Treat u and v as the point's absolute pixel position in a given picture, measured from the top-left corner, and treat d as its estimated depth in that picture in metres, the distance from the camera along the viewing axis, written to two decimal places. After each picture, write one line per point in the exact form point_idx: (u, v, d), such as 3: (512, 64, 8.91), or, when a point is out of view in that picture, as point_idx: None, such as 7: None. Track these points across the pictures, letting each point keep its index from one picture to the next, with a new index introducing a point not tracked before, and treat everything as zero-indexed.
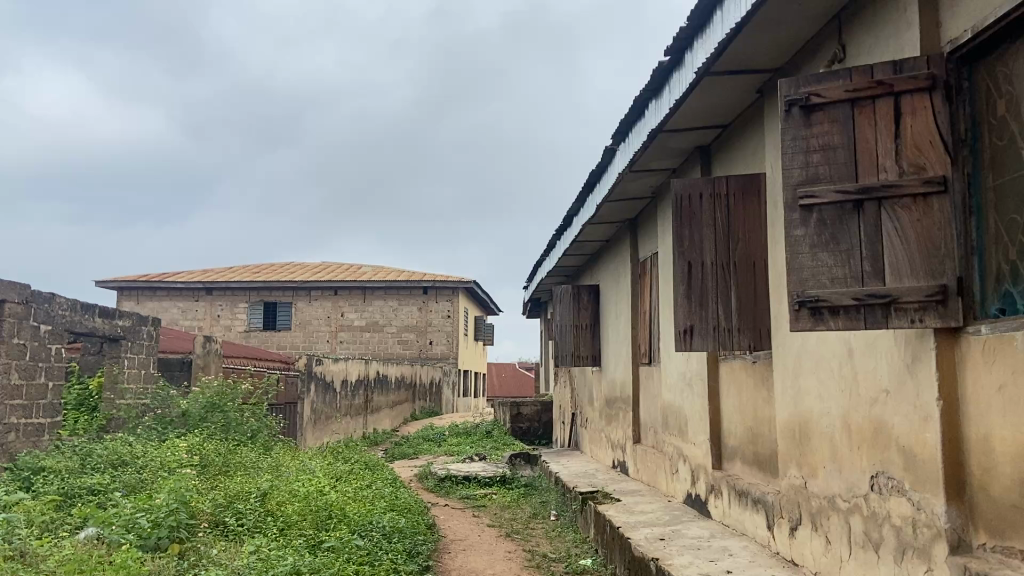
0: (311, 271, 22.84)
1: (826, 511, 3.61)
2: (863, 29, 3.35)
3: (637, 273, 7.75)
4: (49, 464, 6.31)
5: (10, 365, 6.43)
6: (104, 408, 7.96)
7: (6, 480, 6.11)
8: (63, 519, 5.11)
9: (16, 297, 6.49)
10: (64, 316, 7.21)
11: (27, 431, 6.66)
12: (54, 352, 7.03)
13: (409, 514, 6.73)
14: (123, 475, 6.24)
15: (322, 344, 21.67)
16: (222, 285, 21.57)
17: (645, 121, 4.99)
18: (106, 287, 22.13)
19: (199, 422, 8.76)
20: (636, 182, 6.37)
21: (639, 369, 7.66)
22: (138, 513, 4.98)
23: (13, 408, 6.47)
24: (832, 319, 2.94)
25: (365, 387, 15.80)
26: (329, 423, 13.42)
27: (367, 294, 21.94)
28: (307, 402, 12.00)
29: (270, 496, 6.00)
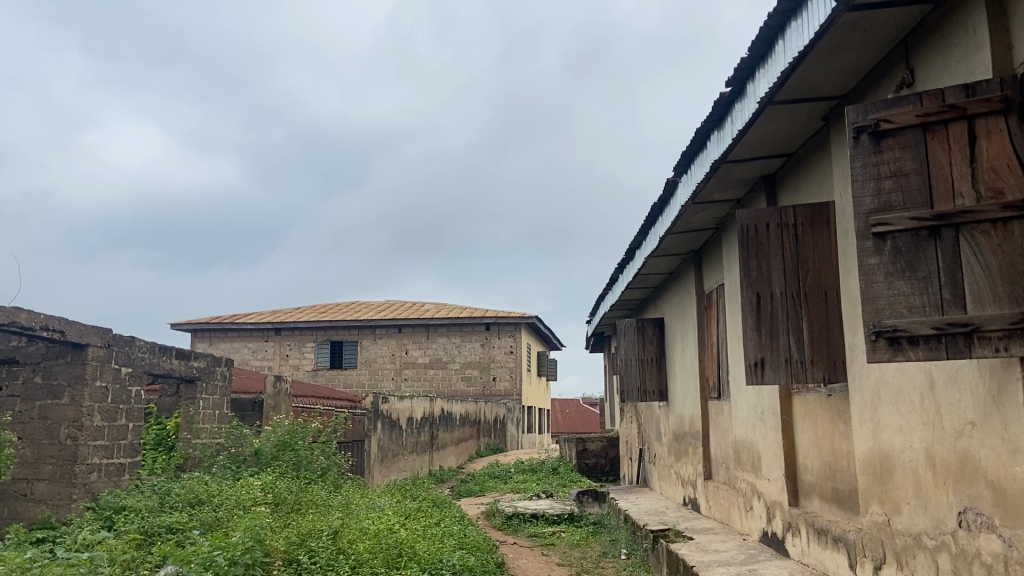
0: (376, 310, 23.24)
1: (912, 549, 3.47)
2: (930, 52, 3.31)
3: (702, 305, 7.65)
4: (129, 504, 6.52)
5: (92, 407, 6.68)
6: (180, 447, 8.23)
7: (89, 520, 6.34)
8: (143, 558, 5.24)
9: (99, 340, 6.79)
10: (143, 359, 7.49)
11: (108, 471, 6.89)
12: (134, 394, 7.29)
13: (479, 552, 6.72)
14: (201, 514, 6.40)
15: (388, 382, 21.94)
16: (290, 325, 22.04)
17: (708, 152, 4.96)
18: (180, 329, 22.82)
19: (271, 460, 8.94)
20: (700, 213, 6.33)
21: (708, 403, 7.52)
22: (216, 551, 5.07)
23: (95, 448, 6.71)
24: (911, 349, 2.84)
25: (431, 424, 15.90)
26: (396, 460, 13.52)
27: (431, 331, 22.17)
28: (373, 440, 12.12)
29: (342, 534, 6.05)
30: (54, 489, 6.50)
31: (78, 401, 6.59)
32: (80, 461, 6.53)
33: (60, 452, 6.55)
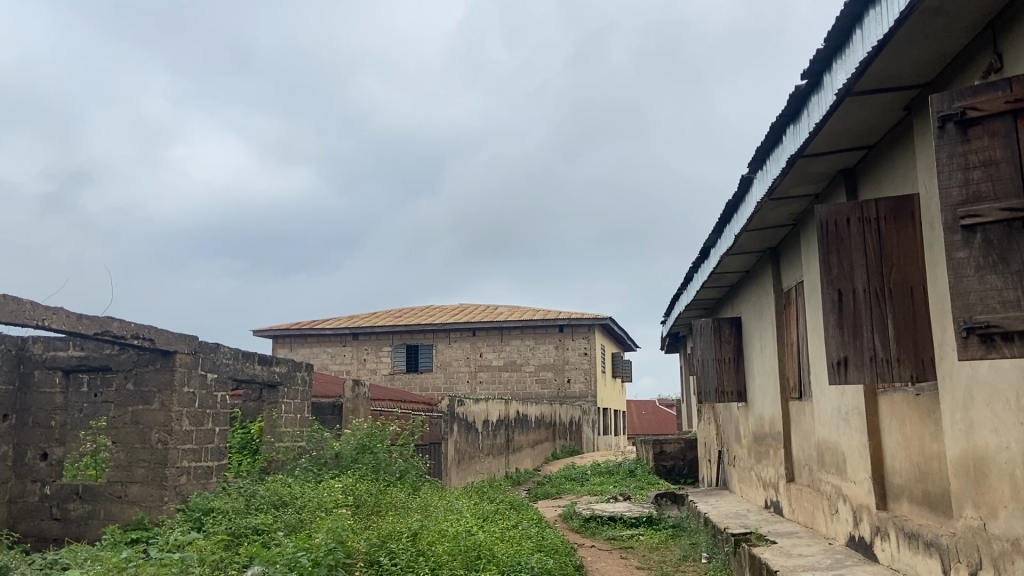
0: (450, 314, 23.47)
1: (1010, 555, 3.30)
2: (1021, 35, 3.15)
3: (781, 303, 7.47)
4: (217, 506, 6.77)
5: (181, 412, 6.96)
6: (264, 450, 8.55)
7: (180, 521, 6.62)
8: (231, 558, 5.43)
9: (186, 347, 7.06)
10: (227, 364, 7.76)
11: (197, 473, 7.16)
12: (219, 399, 7.56)
13: (557, 555, 6.73)
14: (285, 515, 6.59)
15: (463, 385, 22.14)
16: (367, 329, 22.45)
17: (784, 147, 4.84)
18: (261, 335, 23.54)
19: (351, 463, 9.11)
20: (777, 210, 6.18)
21: (789, 404, 7.33)
22: (299, 552, 5.21)
23: (185, 452, 6.99)
24: (1005, 347, 2.71)
25: (507, 426, 15.97)
26: (472, 463, 13.64)
27: (504, 334, 22.26)
28: (450, 442, 12.26)
29: (421, 536, 6.13)
30: (146, 491, 6.78)
31: (167, 406, 6.87)
32: (170, 464, 6.81)
33: (151, 456, 6.84)
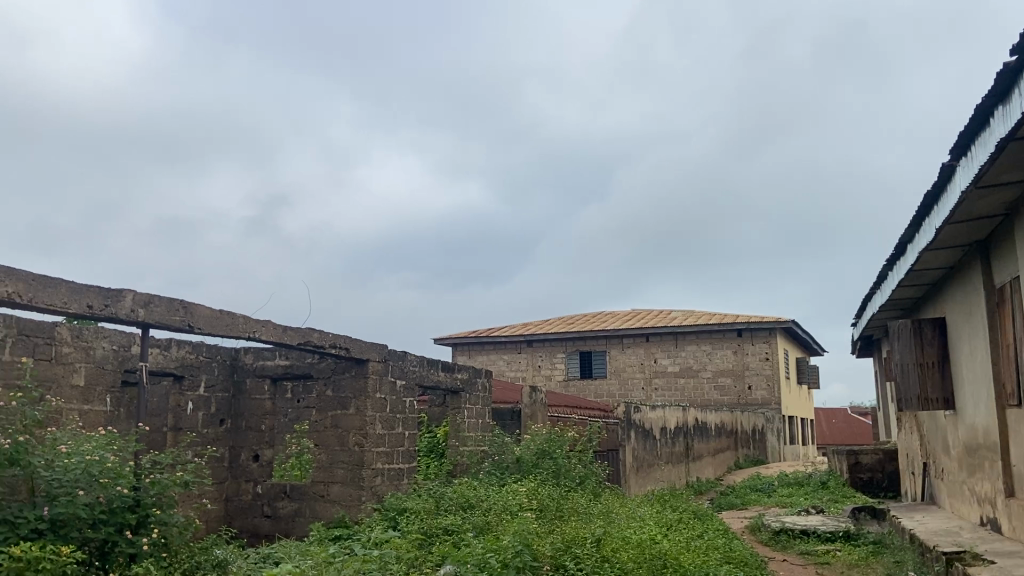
0: (623, 320, 23.30)
1: None
2: None
3: (993, 301, 6.78)
4: (410, 507, 7.10)
5: (374, 416, 7.39)
6: (450, 455, 8.95)
7: (377, 520, 7.02)
8: (425, 557, 5.67)
9: (377, 355, 7.49)
10: (415, 371, 8.15)
11: (390, 475, 7.56)
12: (408, 404, 7.96)
13: (747, 567, 6.48)
14: (473, 517, 6.80)
15: (638, 392, 21.90)
16: (541, 336, 22.69)
17: (992, 130, 4.41)
18: (441, 344, 24.43)
19: (532, 468, 9.23)
20: (985, 198, 5.64)
21: (1006, 411, 6.64)
22: (488, 553, 5.36)
23: (379, 454, 7.41)
24: None
25: (686, 434, 15.61)
26: (652, 471, 13.44)
27: (680, 339, 21.79)
28: (628, 449, 12.17)
29: (606, 542, 6.11)
30: (346, 492, 7.25)
31: (362, 410, 7.32)
32: (367, 466, 7.24)
33: (350, 457, 7.31)
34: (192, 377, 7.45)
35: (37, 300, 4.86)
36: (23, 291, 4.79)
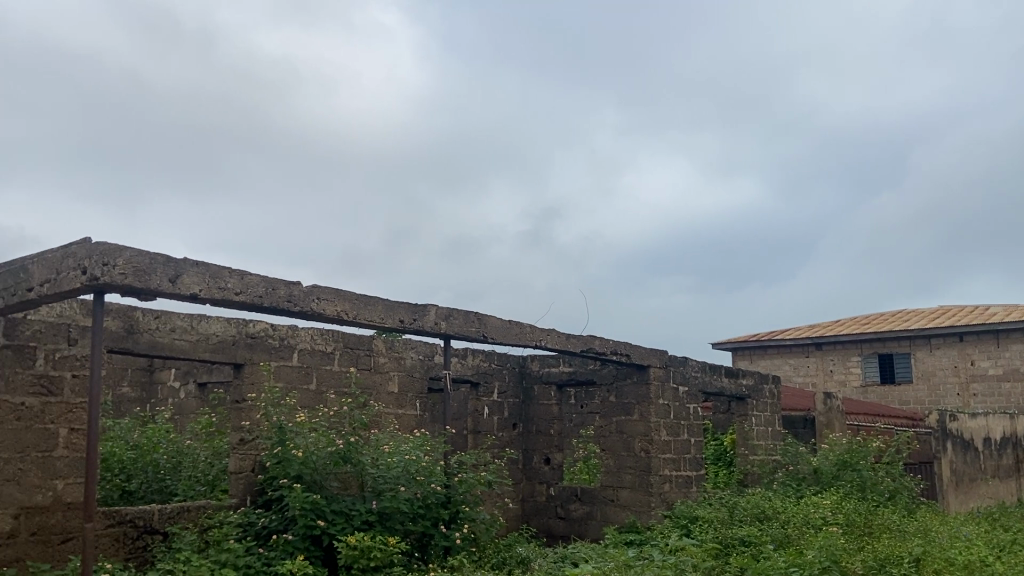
0: (930, 317, 20.92)
1: None
2: None
3: None
4: (702, 515, 7.00)
5: (659, 423, 7.45)
6: (740, 463, 8.69)
7: (669, 526, 7.03)
8: (723, 567, 5.54)
9: (658, 361, 7.51)
10: (698, 377, 8.07)
11: (678, 482, 7.59)
12: (693, 411, 7.91)
13: None
14: (772, 529, 6.51)
15: (952, 399, 18.75)
16: (831, 339, 20.06)
17: None
18: (723, 349, 23.46)
19: (832, 480, 8.57)
20: None
21: None
22: (793, 568, 5.12)
23: (666, 461, 7.47)
24: None
25: (1017, 445, 13.59)
26: (975, 486, 11.90)
27: (1002, 337, 18.35)
28: (945, 462, 10.96)
29: (927, 564, 5.50)
30: (635, 497, 7.35)
31: (646, 416, 7.39)
32: (654, 472, 7.32)
33: (637, 463, 7.41)
34: (487, 384, 7.95)
35: (359, 316, 5.51)
36: (348, 309, 5.46)
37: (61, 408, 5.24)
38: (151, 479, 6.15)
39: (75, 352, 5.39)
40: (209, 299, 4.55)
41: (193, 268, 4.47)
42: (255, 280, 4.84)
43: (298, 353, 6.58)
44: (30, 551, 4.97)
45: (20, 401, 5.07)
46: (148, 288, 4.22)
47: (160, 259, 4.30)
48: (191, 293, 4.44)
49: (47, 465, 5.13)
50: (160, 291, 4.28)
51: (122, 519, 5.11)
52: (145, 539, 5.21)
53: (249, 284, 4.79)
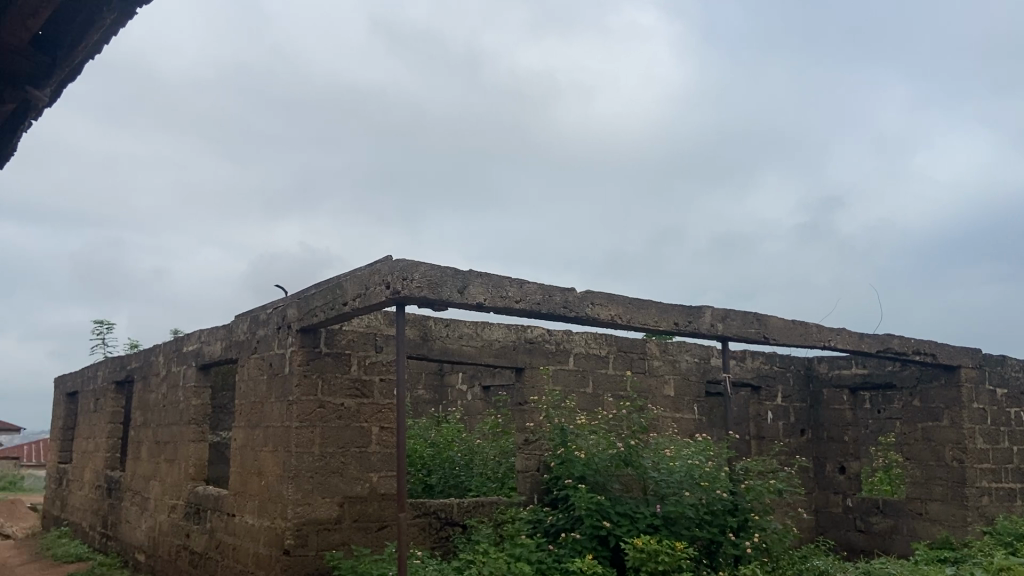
0: None
1: None
2: None
3: None
4: None
5: (974, 429, 6.71)
6: None
7: (990, 543, 6.29)
8: None
9: (969, 360, 6.76)
10: (1019, 379, 7.20)
11: (1000, 496, 6.74)
12: (1013, 415, 7.04)
13: None
14: None
15: None
16: None
17: None
18: None
19: None
20: None
21: None
22: None
23: (984, 472, 6.68)
24: None
25: None
26: None
27: None
28: None
29: None
30: (948, 511, 6.66)
31: (958, 423, 6.70)
32: (971, 484, 6.57)
33: (949, 475, 6.70)
34: (769, 387, 7.61)
35: (633, 320, 5.57)
36: (623, 313, 5.54)
37: (372, 409, 5.90)
38: (448, 475, 6.66)
39: (381, 358, 6.01)
40: (492, 308, 4.84)
41: (478, 279, 4.79)
42: (533, 288, 5.08)
43: (574, 357, 6.79)
44: (354, 536, 5.65)
45: (340, 402, 5.76)
46: (440, 298, 4.59)
47: (450, 272, 4.67)
48: (477, 302, 4.74)
49: (364, 460, 5.79)
50: (450, 301, 4.63)
51: (426, 511, 5.64)
52: (446, 531, 5.71)
53: (528, 292, 5.04)
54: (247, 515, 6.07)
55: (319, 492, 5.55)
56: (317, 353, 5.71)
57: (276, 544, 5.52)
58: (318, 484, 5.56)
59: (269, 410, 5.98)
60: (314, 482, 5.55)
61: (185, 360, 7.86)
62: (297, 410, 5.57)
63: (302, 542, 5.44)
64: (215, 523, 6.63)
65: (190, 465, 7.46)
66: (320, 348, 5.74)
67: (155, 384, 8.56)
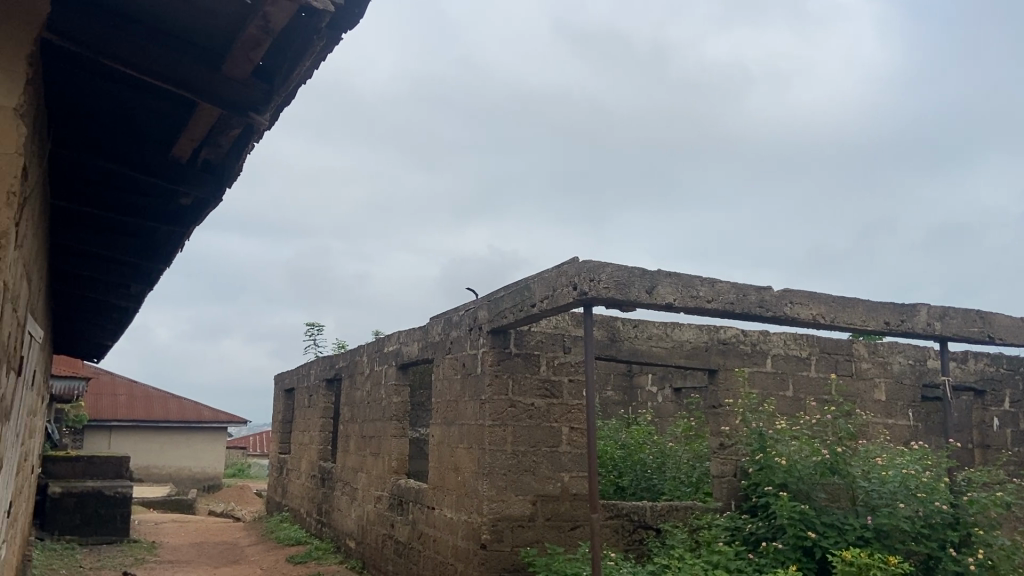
0: None
1: None
2: None
3: None
4: None
5: None
6: None
7: None
8: None
9: None
10: None
11: None
12: None
13: None
14: None
15: None
16: None
17: None
18: None
19: None
20: None
21: None
22: None
23: None
24: None
25: None
26: None
27: None
28: None
29: None
30: None
31: None
32: None
33: None
34: (996, 391, 6.88)
35: (837, 320, 5.24)
36: (825, 312, 5.23)
37: (561, 409, 5.96)
38: (640, 478, 6.60)
39: (570, 358, 6.07)
40: (683, 308, 4.73)
41: (667, 279, 4.71)
42: (725, 287, 4.91)
43: (772, 359, 6.49)
44: (547, 534, 5.74)
45: (531, 402, 5.87)
46: (628, 299, 4.54)
47: (637, 273, 4.62)
48: (667, 303, 4.66)
49: (555, 459, 5.86)
50: (639, 302, 4.58)
51: (619, 513, 5.63)
52: (640, 534, 5.68)
53: (720, 291, 4.88)
54: (445, 509, 6.35)
55: (512, 489, 5.69)
56: (508, 353, 5.85)
57: (473, 538, 5.72)
58: (511, 482, 5.70)
59: (463, 408, 6.21)
60: (508, 479, 5.69)
61: (386, 360, 8.35)
62: (490, 409, 5.75)
63: (498, 538, 5.60)
64: (417, 514, 6.99)
65: (393, 459, 7.91)
66: (511, 349, 5.87)
67: (361, 382, 9.17)
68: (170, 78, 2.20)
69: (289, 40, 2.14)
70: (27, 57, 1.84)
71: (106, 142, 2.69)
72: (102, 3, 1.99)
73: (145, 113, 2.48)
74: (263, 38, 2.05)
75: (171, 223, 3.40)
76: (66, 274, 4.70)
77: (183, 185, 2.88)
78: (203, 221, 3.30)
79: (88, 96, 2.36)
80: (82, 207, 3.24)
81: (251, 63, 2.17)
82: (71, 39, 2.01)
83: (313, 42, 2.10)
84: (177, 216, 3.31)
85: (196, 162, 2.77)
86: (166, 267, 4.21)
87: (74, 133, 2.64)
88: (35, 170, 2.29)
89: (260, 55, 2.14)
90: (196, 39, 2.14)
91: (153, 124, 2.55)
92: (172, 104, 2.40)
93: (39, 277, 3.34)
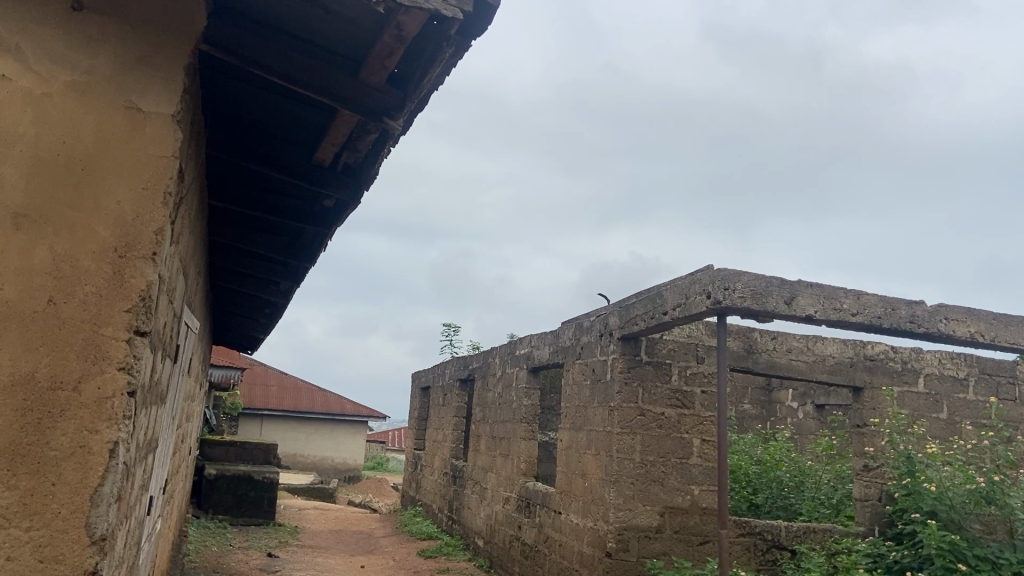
0: None
1: None
2: None
3: None
4: None
5: None
6: None
7: None
8: None
9: None
10: None
11: None
12: None
13: None
14: None
15: None
16: None
17: None
18: None
19: None
20: None
21: None
22: None
23: None
24: None
25: None
26: None
27: None
28: None
29: None
30: None
31: None
32: None
33: None
34: None
35: (999, 338, 4.85)
36: (985, 330, 4.85)
37: (693, 420, 5.81)
38: (776, 496, 6.31)
39: (703, 368, 5.90)
40: (824, 320, 4.49)
41: (808, 289, 4.49)
42: (872, 299, 4.63)
43: (925, 378, 6.06)
44: (675, 547, 5.61)
45: (661, 411, 5.75)
46: (765, 310, 4.35)
47: (776, 282, 4.43)
48: (807, 314, 4.44)
49: (685, 471, 5.72)
50: (777, 312, 4.38)
51: (751, 530, 5.46)
52: (774, 554, 5.47)
53: (867, 304, 4.60)
54: (572, 514, 6.33)
55: (640, 498, 5.60)
56: (638, 361, 5.76)
57: (599, 545, 5.68)
58: (639, 491, 5.61)
59: (592, 414, 6.17)
60: (635, 488, 5.61)
61: (518, 363, 8.43)
62: (619, 416, 5.68)
63: (624, 547, 5.54)
64: (544, 518, 6.99)
65: (522, 462, 7.98)
66: (642, 356, 5.78)
67: (493, 383, 9.30)
68: (313, 85, 2.31)
69: (420, 49, 2.20)
70: (185, 68, 1.99)
71: (257, 147, 2.86)
72: (253, 16, 2.11)
73: (292, 120, 2.62)
74: (396, 45, 2.11)
75: (314, 223, 3.57)
76: (223, 269, 5.03)
77: (325, 187, 3.02)
78: (343, 222, 3.44)
79: (241, 104, 2.52)
80: (236, 207, 3.47)
81: (386, 70, 2.24)
82: (226, 51, 2.15)
83: (442, 49, 2.14)
84: (319, 217, 3.47)
85: (337, 166, 2.89)
86: (311, 266, 4.43)
87: (228, 138, 2.81)
88: (191, 173, 2.47)
89: (395, 62, 2.20)
90: (337, 49, 2.23)
91: (298, 130, 2.69)
92: (314, 110, 2.52)
93: (194, 273, 3.60)
